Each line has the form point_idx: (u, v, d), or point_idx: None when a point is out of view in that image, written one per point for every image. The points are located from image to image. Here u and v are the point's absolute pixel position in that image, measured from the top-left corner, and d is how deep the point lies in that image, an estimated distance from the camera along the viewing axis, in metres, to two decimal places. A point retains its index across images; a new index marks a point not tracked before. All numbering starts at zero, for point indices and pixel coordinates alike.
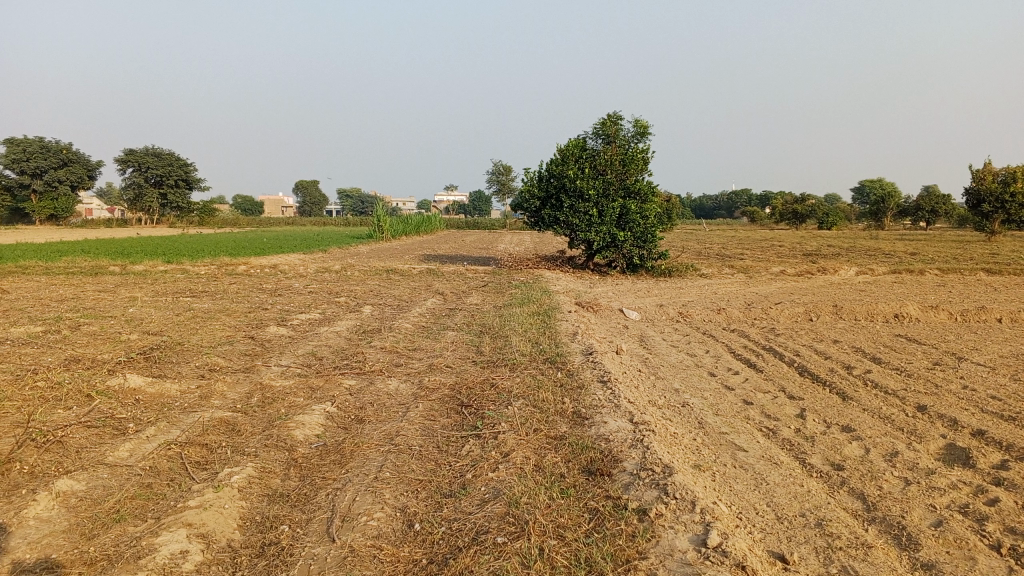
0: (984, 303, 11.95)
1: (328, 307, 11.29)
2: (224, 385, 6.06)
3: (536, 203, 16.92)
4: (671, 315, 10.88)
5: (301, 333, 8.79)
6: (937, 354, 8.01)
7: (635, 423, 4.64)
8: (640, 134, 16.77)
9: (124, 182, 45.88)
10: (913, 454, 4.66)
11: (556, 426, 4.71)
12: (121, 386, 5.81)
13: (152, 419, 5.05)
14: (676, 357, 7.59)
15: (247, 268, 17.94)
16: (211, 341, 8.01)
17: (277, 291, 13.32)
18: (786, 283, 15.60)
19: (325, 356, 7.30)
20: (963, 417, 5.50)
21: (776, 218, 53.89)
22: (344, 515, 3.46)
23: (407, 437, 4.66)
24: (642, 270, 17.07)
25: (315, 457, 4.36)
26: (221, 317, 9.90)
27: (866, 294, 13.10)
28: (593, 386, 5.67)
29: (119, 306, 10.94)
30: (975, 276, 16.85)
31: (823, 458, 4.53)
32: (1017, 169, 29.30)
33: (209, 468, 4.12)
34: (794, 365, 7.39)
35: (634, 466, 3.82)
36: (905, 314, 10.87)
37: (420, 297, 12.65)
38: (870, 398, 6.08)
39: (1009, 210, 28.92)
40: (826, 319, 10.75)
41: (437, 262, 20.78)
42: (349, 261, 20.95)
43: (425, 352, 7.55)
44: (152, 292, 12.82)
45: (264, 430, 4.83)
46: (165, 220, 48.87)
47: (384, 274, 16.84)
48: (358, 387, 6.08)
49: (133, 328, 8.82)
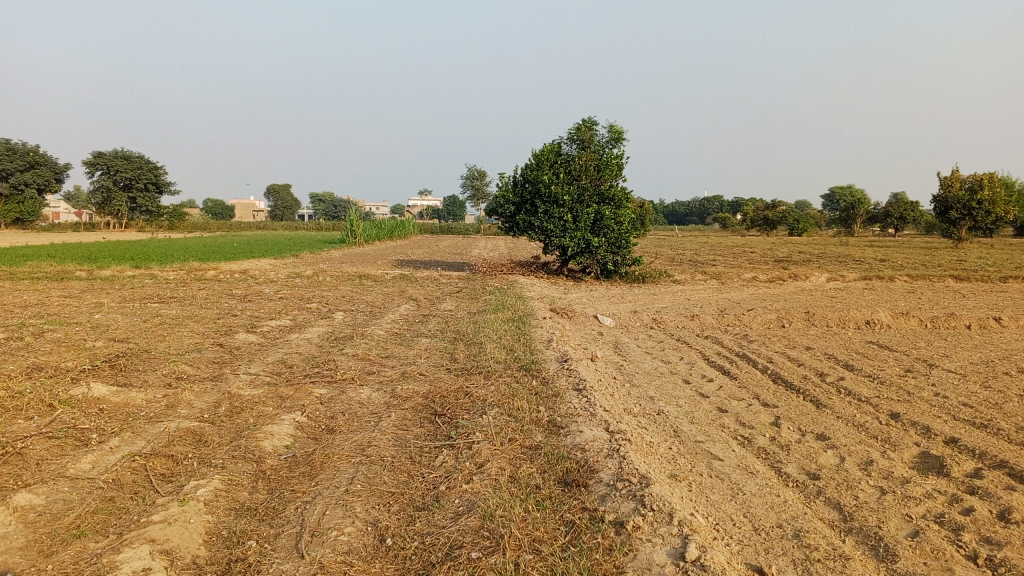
0: (954, 309, 12.06)
1: (300, 313, 11.15)
2: (191, 394, 5.92)
3: (511, 209, 16.87)
4: (645, 321, 10.86)
5: (271, 341, 8.65)
6: (909, 361, 8.06)
7: (611, 432, 4.58)
8: (614, 140, 16.79)
9: (92, 185, 45.20)
10: (887, 462, 4.65)
11: (531, 435, 4.65)
12: (84, 395, 5.65)
13: (117, 430, 4.92)
14: (651, 364, 7.56)
15: (217, 273, 17.70)
16: (178, 349, 7.85)
17: (248, 296, 13.14)
18: (758, 289, 15.68)
19: (296, 364, 7.18)
20: (936, 424, 5.51)
21: (747, 224, 54.28)
22: (314, 529, 3.37)
23: (379, 448, 4.57)
24: (616, 276, 17.07)
25: (283, 468, 4.26)
26: (189, 323, 9.72)
27: (838, 301, 13.19)
28: (568, 395, 5.60)
29: (85, 312, 10.72)
30: (944, 283, 17.04)
31: (799, 467, 4.51)
32: (984, 177, 29.74)
33: (174, 481, 4.01)
34: (768, 372, 7.39)
35: (610, 477, 3.77)
36: (876, 321, 10.94)
37: (393, 303, 12.54)
38: (844, 405, 6.08)
39: (976, 218, 29.32)
40: (799, 326, 10.79)
41: (411, 267, 20.65)
42: (321, 267, 20.79)
43: (398, 359, 7.46)
44: (120, 297, 12.61)
45: (232, 441, 4.71)
46: (134, 225, 48.20)
47: (357, 279, 16.70)
48: (329, 396, 5.97)
49: (98, 335, 8.62)
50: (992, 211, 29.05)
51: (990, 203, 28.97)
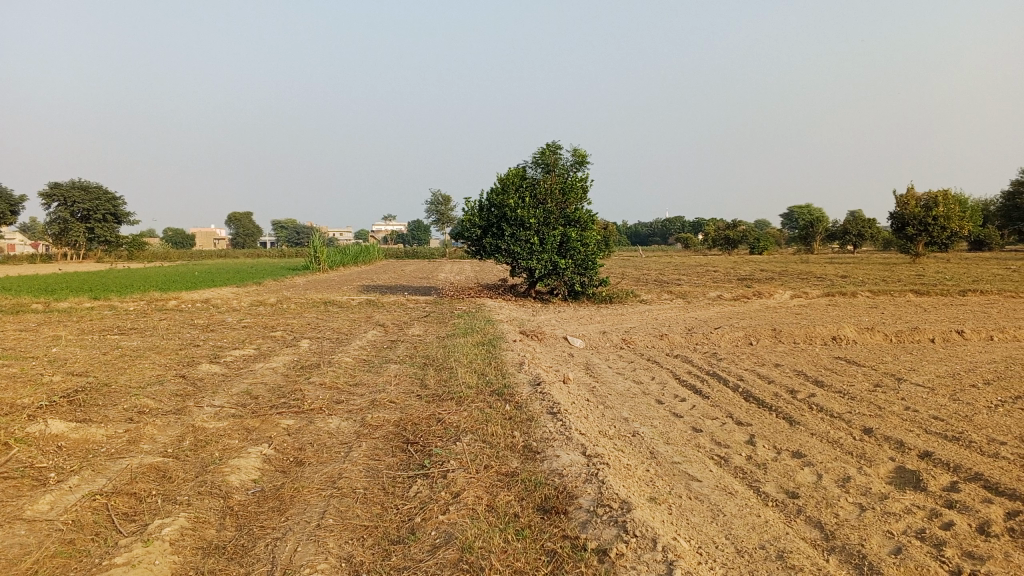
0: (917, 323, 12.20)
1: (265, 342, 10.95)
2: (154, 428, 5.74)
3: (477, 232, 16.83)
4: (615, 342, 10.83)
5: (235, 371, 8.46)
6: (878, 376, 8.10)
7: (588, 457, 4.51)
8: (578, 162, 16.86)
9: (48, 217, 44.34)
10: (864, 478, 4.63)
11: (506, 462, 4.56)
12: (42, 433, 5.45)
13: (76, 468, 4.73)
14: (623, 385, 7.51)
15: (178, 303, 17.39)
16: (140, 381, 7.64)
17: (211, 326, 12.90)
18: (724, 307, 15.76)
19: (261, 394, 7.02)
20: (909, 438, 5.52)
21: (709, 244, 54.83)
22: (286, 567, 3.25)
23: (351, 479, 4.45)
24: (584, 297, 17.06)
25: (252, 504, 4.12)
26: (150, 355, 9.49)
27: (803, 317, 13.29)
28: (543, 419, 5.53)
29: (41, 345, 10.43)
30: (905, 297, 17.27)
31: (777, 486, 4.47)
32: (939, 193, 30.36)
33: (138, 520, 3.85)
34: (740, 390, 7.37)
35: (590, 503, 3.69)
36: (842, 336, 11.02)
37: (360, 329, 12.38)
38: (817, 422, 6.07)
39: (933, 233, 29.88)
40: (767, 343, 10.84)
41: (377, 292, 20.49)
42: (286, 294, 20.55)
43: (367, 387, 7.32)
44: (78, 330, 12.30)
45: (197, 476, 4.56)
46: (92, 255, 47.33)
47: (322, 306, 16.50)
48: (297, 426, 5.82)
49: (56, 369, 8.37)
50: (947, 226, 29.65)
51: (945, 219, 29.56)
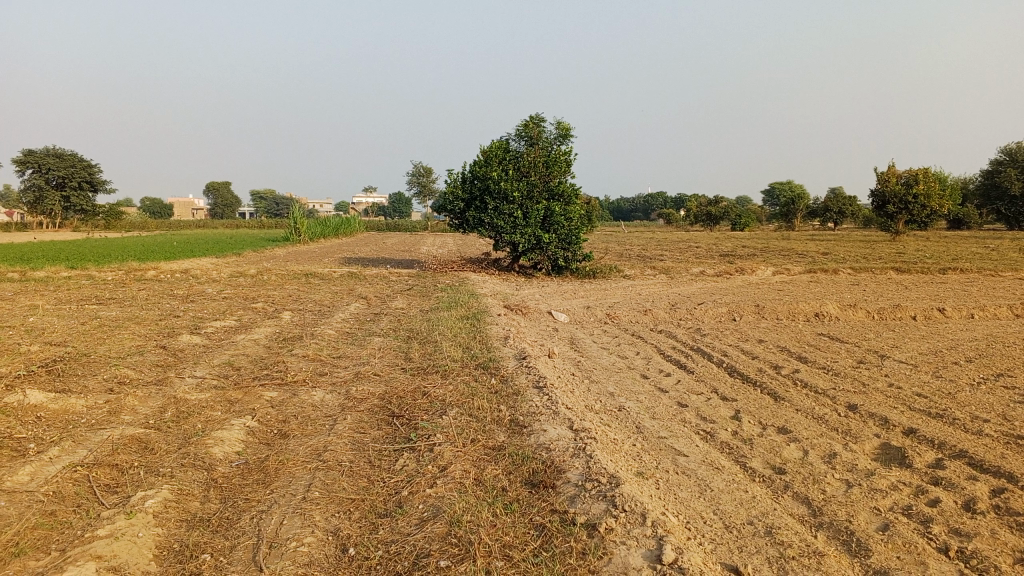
0: (899, 301, 12.27)
1: (246, 314, 10.84)
2: (135, 399, 5.66)
3: (460, 205, 16.73)
4: (598, 316, 10.82)
5: (216, 342, 8.37)
6: (860, 352, 8.14)
7: (576, 431, 4.49)
8: (563, 136, 16.75)
9: (23, 184, 43.65)
10: (850, 454, 4.64)
11: (493, 436, 4.53)
12: (20, 403, 5.35)
13: (56, 439, 4.65)
14: (608, 360, 7.50)
15: (157, 273, 17.18)
16: (119, 352, 7.54)
17: (190, 297, 12.75)
18: (706, 283, 15.79)
19: (243, 366, 6.95)
20: (893, 415, 5.54)
21: (691, 220, 54.91)
22: (272, 540, 3.21)
23: (336, 452, 4.40)
24: (567, 272, 17.03)
25: (235, 476, 4.07)
26: (130, 326, 9.37)
27: (786, 294, 13.34)
28: (529, 393, 5.50)
29: (18, 315, 10.27)
30: (886, 275, 17.38)
31: (764, 461, 4.47)
32: (919, 171, 30.53)
33: (120, 493, 3.79)
34: (724, 366, 7.37)
35: (579, 477, 3.67)
36: (825, 313, 11.07)
37: (343, 301, 12.30)
38: (801, 398, 6.09)
39: (912, 211, 30.08)
40: (749, 319, 10.87)
41: (359, 265, 20.35)
42: (266, 266, 20.38)
43: (351, 360, 7.26)
44: (55, 299, 12.13)
45: (180, 448, 4.49)
46: (69, 224, 46.69)
47: (304, 278, 16.38)
48: (280, 399, 5.76)
49: (33, 339, 8.24)
50: (927, 204, 29.84)
51: (925, 197, 29.75)
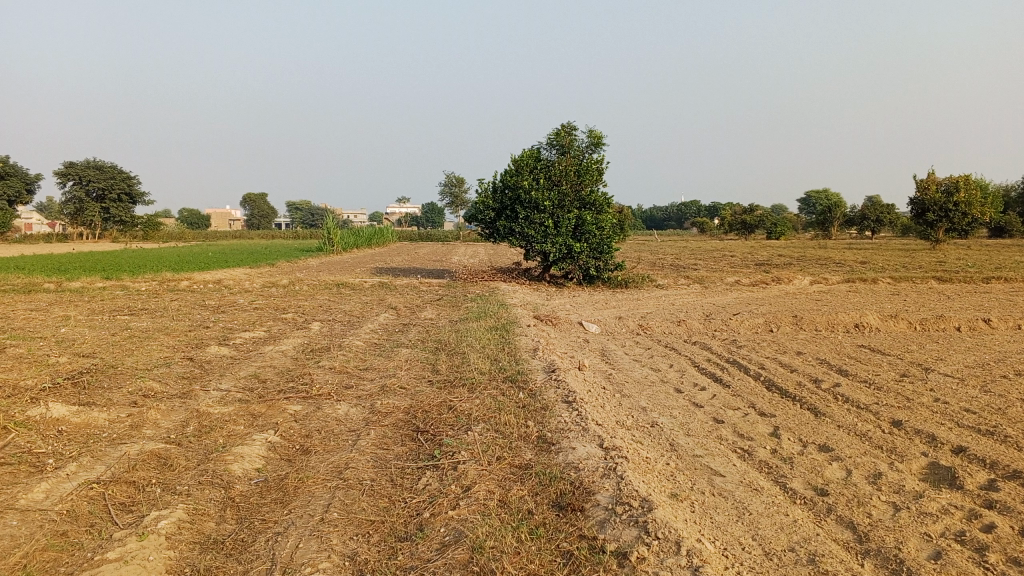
0: (943, 311, 11.89)
1: (275, 324, 10.78)
2: (157, 413, 5.57)
3: (491, 215, 16.63)
4: (631, 328, 10.60)
5: (244, 354, 8.29)
6: (904, 365, 7.84)
7: (606, 449, 4.30)
8: (594, 144, 16.57)
9: (64, 196, 44.45)
10: (896, 475, 4.40)
11: (519, 454, 4.35)
12: (42, 417, 5.29)
13: (75, 454, 4.56)
14: (640, 373, 7.30)
15: (191, 283, 17.26)
16: (146, 364, 7.48)
17: (221, 307, 12.76)
18: (742, 293, 15.49)
19: (269, 378, 6.85)
20: (941, 432, 5.28)
21: (726, 228, 54.34)
22: (285, 566, 3.07)
23: (358, 470, 4.26)
24: (598, 282, 16.80)
25: (254, 495, 3.94)
26: (159, 337, 9.34)
27: (824, 304, 13.01)
28: (558, 408, 5.32)
29: (50, 326, 10.31)
30: (928, 284, 16.91)
31: (804, 482, 4.25)
32: (960, 178, 29.84)
33: (136, 511, 3.68)
34: (762, 379, 7.12)
35: (609, 500, 3.48)
36: (865, 324, 10.74)
37: (373, 312, 12.21)
38: (842, 414, 5.84)
39: (953, 219, 29.41)
40: (787, 330, 10.57)
41: (389, 275, 20.27)
42: (297, 276, 20.40)
43: (377, 372, 7.14)
44: (89, 310, 12.20)
45: (199, 465, 4.38)
46: (108, 235, 47.41)
47: (335, 288, 16.35)
48: (304, 413, 5.64)
49: (63, 350, 8.23)
50: (968, 212, 29.14)
51: (966, 205, 29.07)
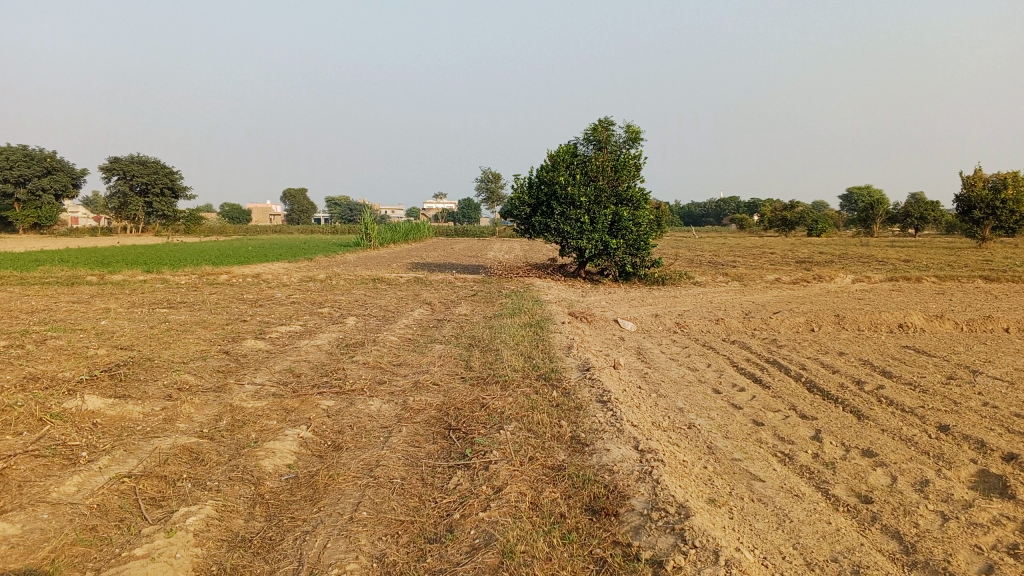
0: (990, 312, 11.55)
1: (311, 319, 10.81)
2: (191, 407, 5.57)
3: (527, 210, 16.57)
4: (667, 326, 10.46)
5: (279, 348, 8.29)
6: (950, 367, 7.61)
7: (641, 452, 4.19)
8: (632, 139, 16.39)
9: (108, 190, 45.26)
10: (944, 482, 4.24)
11: (552, 454, 4.27)
12: (78, 409, 5.32)
13: (108, 447, 4.57)
14: (677, 372, 7.17)
15: (229, 277, 17.41)
16: (182, 357, 7.51)
17: (259, 301, 12.83)
18: (782, 291, 15.23)
19: (303, 373, 6.84)
20: (990, 438, 5.09)
21: (765, 225, 53.70)
22: (312, 566, 3.02)
23: (388, 468, 4.20)
24: (635, 278, 16.64)
25: (284, 492, 3.90)
26: (196, 330, 9.39)
27: (866, 303, 12.74)
28: (592, 408, 5.22)
29: (91, 318, 10.44)
30: (974, 284, 16.51)
31: (847, 488, 4.11)
32: (1008, 175, 29.08)
33: (165, 507, 3.66)
34: (803, 381, 6.94)
35: (645, 505, 3.38)
36: (909, 324, 10.46)
37: (407, 307, 12.20)
38: (887, 417, 5.66)
39: (1001, 217, 28.67)
40: (829, 330, 10.33)
41: (425, 270, 20.31)
42: (334, 271, 20.51)
43: (410, 368, 7.09)
44: (129, 303, 12.34)
45: (230, 460, 4.36)
46: (150, 228, 48.17)
47: (371, 283, 16.39)
48: (336, 408, 5.61)
49: (102, 342, 8.32)
50: (1017, 209, 28.38)
51: (1014, 202, 28.30)
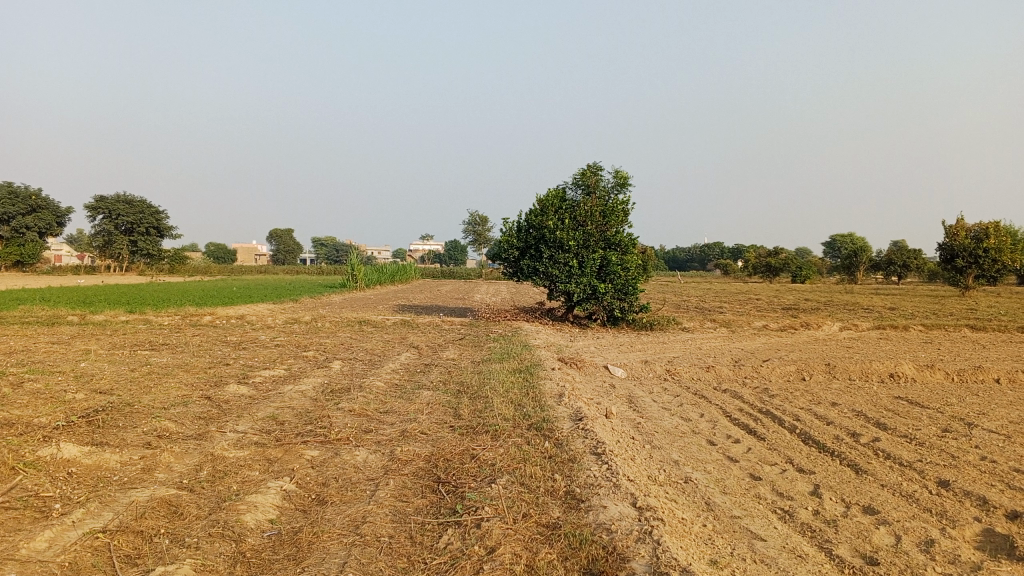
0: (980, 362, 11.50)
1: (296, 362, 10.62)
2: (171, 456, 5.38)
3: (515, 254, 16.53)
4: (658, 373, 10.35)
5: (263, 394, 8.10)
6: (945, 420, 7.51)
7: (640, 509, 4.05)
8: (620, 185, 16.43)
9: (93, 229, 45.03)
10: (949, 542, 4.11)
11: (547, 511, 4.12)
12: (53, 458, 5.11)
13: (83, 499, 4.38)
14: (670, 422, 7.03)
15: (213, 319, 17.20)
16: (163, 402, 7.31)
17: (243, 344, 12.62)
18: (771, 338, 15.18)
19: (287, 420, 6.66)
20: (993, 495, 4.97)
21: (749, 271, 54.01)
22: None
23: (375, 525, 4.03)
24: (623, 323, 16.56)
25: (266, 550, 3.73)
26: (178, 374, 9.19)
27: (856, 352, 12.67)
28: (586, 460, 5.07)
29: (71, 360, 10.20)
30: (960, 333, 16.52)
31: (852, 549, 3.97)
32: (989, 225, 29.36)
33: (140, 565, 3.48)
34: (797, 433, 6.81)
35: (645, 569, 3.24)
36: (900, 374, 10.39)
37: (394, 351, 12.03)
38: (885, 471, 5.54)
39: (983, 266, 28.88)
40: (820, 379, 10.24)
41: (412, 313, 20.15)
42: (319, 312, 20.30)
43: (398, 415, 6.92)
44: (110, 344, 12.12)
45: (210, 514, 4.18)
46: (134, 267, 47.79)
47: (357, 325, 16.22)
48: (321, 459, 5.44)
49: (80, 386, 8.10)
50: (999, 259, 28.61)
51: (996, 251, 28.54)
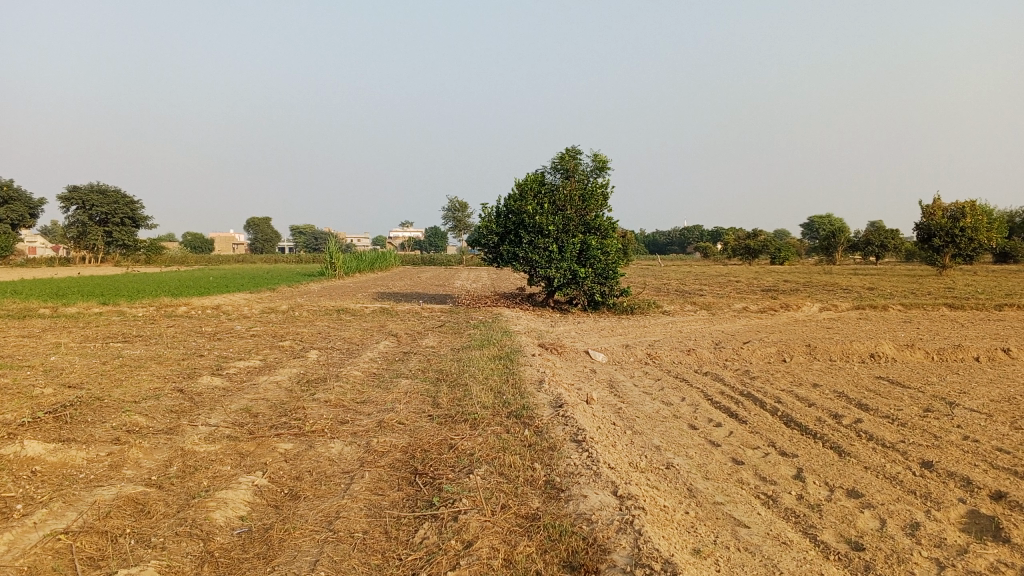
0: (959, 341, 11.50)
1: (272, 353, 10.43)
2: (139, 452, 5.23)
3: (495, 239, 16.40)
4: (639, 357, 10.26)
5: (237, 385, 7.93)
6: (926, 400, 7.47)
7: (621, 498, 3.96)
8: (599, 168, 16.31)
9: (67, 220, 44.37)
10: (935, 525, 4.04)
11: (526, 502, 4.02)
12: (16, 456, 4.95)
13: (45, 499, 4.22)
14: (652, 407, 6.95)
15: (188, 309, 16.93)
16: (134, 395, 7.14)
17: (218, 334, 12.41)
18: (751, 320, 15.15)
19: (261, 412, 6.51)
20: (976, 475, 4.91)
21: (729, 253, 54.14)
22: None
23: (349, 521, 3.91)
24: (604, 307, 16.48)
25: (235, 548, 3.60)
26: (151, 366, 9.01)
27: (836, 332, 12.65)
28: (566, 448, 4.97)
29: (41, 354, 9.96)
30: (939, 312, 16.56)
31: (836, 534, 3.90)
32: (966, 204, 29.45)
33: (103, 568, 3.34)
34: (779, 415, 6.74)
35: (626, 561, 3.15)
36: (880, 354, 10.36)
37: (372, 339, 11.88)
38: (868, 454, 5.48)
39: (959, 245, 29.03)
40: (801, 361, 10.19)
41: (391, 300, 19.97)
42: (297, 301, 20.09)
43: (374, 405, 6.78)
44: (82, 337, 11.88)
45: (178, 512, 4.04)
46: (110, 259, 47.17)
47: (335, 314, 16.05)
48: (295, 452, 5.30)
49: (49, 380, 7.89)
50: (975, 237, 28.76)
51: (972, 230, 28.68)
